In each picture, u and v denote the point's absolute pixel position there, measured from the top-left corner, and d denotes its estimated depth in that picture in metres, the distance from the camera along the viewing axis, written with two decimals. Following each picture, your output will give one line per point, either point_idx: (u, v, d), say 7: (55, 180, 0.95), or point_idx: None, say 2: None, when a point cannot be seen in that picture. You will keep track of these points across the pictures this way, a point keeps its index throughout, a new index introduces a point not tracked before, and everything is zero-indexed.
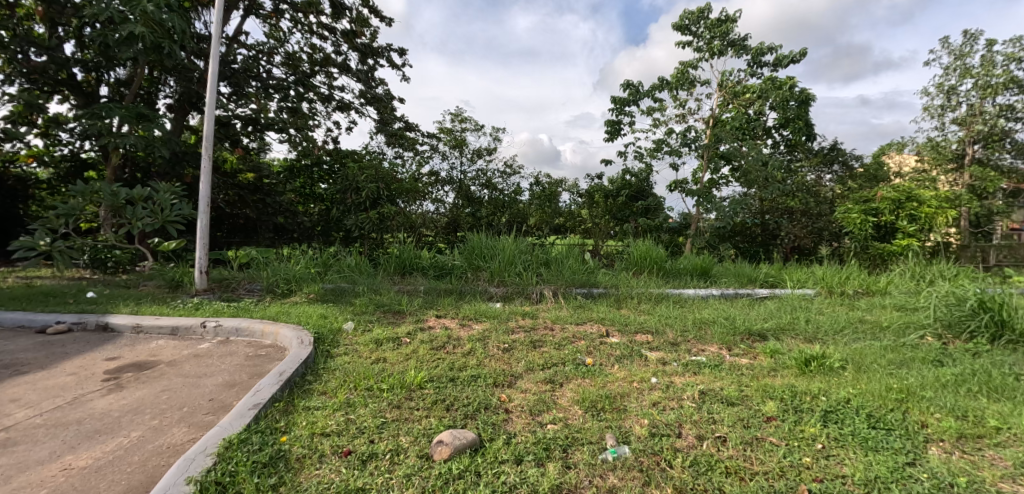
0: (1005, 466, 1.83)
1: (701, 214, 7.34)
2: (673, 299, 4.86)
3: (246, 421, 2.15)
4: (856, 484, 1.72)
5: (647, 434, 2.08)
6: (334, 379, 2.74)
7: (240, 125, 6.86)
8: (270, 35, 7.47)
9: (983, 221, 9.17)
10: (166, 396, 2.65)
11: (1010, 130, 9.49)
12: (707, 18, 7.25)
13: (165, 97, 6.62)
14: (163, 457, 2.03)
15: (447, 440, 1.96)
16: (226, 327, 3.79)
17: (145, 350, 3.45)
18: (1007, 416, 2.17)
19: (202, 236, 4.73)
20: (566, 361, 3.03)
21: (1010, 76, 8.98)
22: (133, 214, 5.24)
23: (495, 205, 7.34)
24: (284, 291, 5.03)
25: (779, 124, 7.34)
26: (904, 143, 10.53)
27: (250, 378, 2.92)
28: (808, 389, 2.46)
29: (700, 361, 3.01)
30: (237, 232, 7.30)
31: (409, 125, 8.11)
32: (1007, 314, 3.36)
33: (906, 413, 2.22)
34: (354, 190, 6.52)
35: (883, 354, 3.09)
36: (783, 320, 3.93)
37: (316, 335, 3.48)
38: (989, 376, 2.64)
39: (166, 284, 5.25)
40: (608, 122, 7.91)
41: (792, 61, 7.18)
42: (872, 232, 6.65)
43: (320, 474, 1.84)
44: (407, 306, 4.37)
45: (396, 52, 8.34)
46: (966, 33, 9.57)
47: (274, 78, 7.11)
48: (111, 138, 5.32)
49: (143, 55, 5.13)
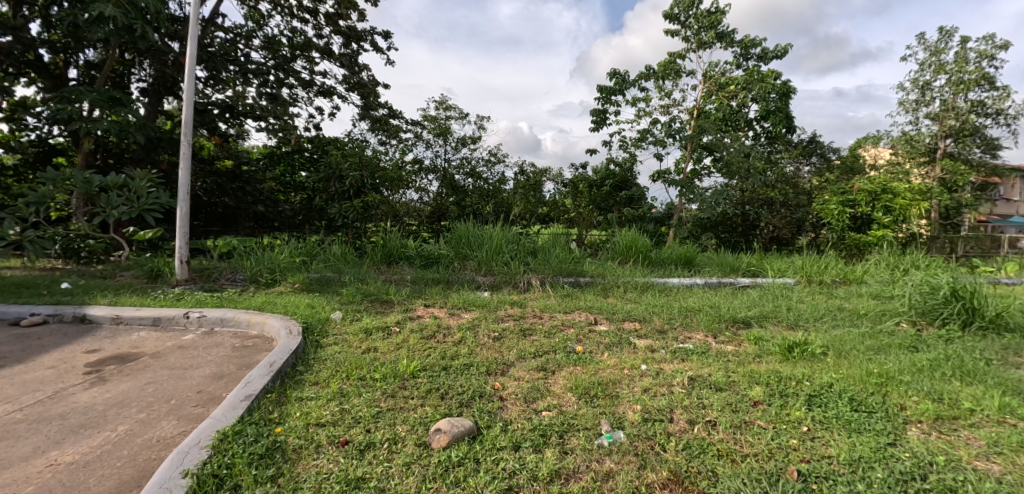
0: (979, 445, 1.93)
1: (683, 204, 7.43)
2: (658, 288, 4.94)
3: (239, 413, 2.13)
4: (841, 464, 1.80)
5: (640, 419, 2.13)
6: (325, 369, 2.73)
7: (217, 112, 6.65)
8: (248, 17, 7.25)
9: (953, 214, 9.27)
10: (152, 388, 2.61)
11: (980, 125, 9.87)
12: (696, 9, 7.28)
13: (138, 80, 6.40)
14: (154, 450, 2.01)
15: (445, 428, 1.98)
16: (210, 318, 3.75)
17: (127, 342, 3.38)
18: (981, 399, 2.28)
19: (181, 225, 4.59)
20: (557, 349, 3.07)
21: (981, 73, 9.32)
22: (108, 202, 5.04)
23: (480, 194, 7.40)
24: (268, 281, 4.97)
25: (761, 117, 7.48)
26: (880, 136, 10.90)
27: (238, 370, 2.88)
28: (792, 375, 2.54)
29: (687, 348, 3.07)
30: (215, 222, 7.10)
31: (393, 112, 7.99)
32: (978, 302, 3.51)
33: (886, 396, 2.33)
34: (337, 178, 6.45)
35: (862, 340, 3.20)
36: (766, 308, 4.04)
37: (304, 325, 3.46)
38: (962, 361, 2.77)
39: (145, 274, 5.10)
40: (594, 110, 7.95)
41: (775, 55, 7.30)
42: (849, 223, 6.88)
43: (318, 465, 1.84)
44: (395, 296, 4.35)
45: (380, 35, 8.17)
46: (942, 30, 9.88)
47: (253, 63, 6.91)
48: (83, 123, 5.12)
49: (115, 37, 4.94)
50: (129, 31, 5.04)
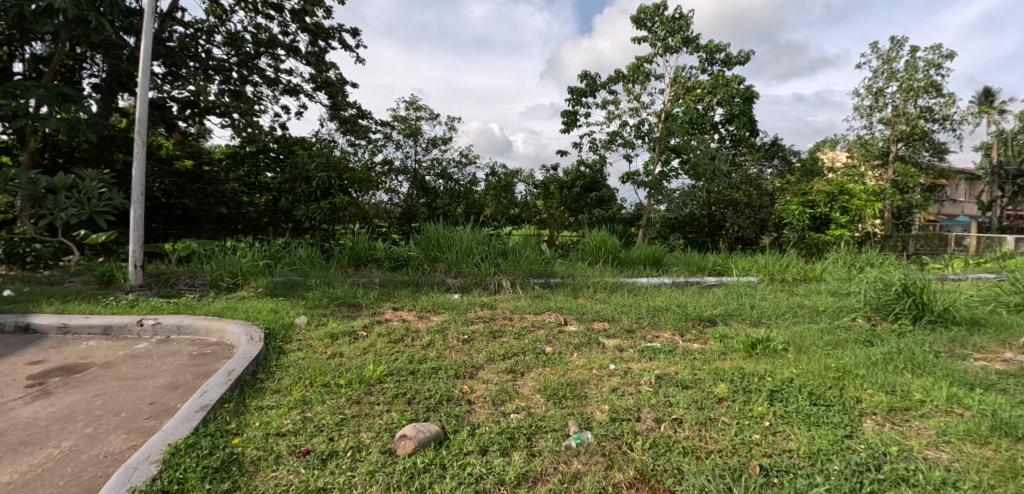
0: (928, 434, 2.01)
1: (652, 205, 7.55)
2: (627, 288, 5.00)
3: (193, 425, 2.03)
4: (800, 457, 1.84)
5: (608, 419, 2.13)
6: (287, 376, 2.63)
7: (177, 109, 6.38)
8: (210, 12, 6.98)
9: (904, 214, 9.76)
10: (101, 401, 2.46)
11: (929, 130, 10.42)
12: (662, 15, 7.43)
13: (90, 76, 6.08)
14: (101, 467, 1.89)
15: (410, 434, 1.93)
16: (166, 325, 3.57)
17: (74, 352, 3.18)
18: (930, 390, 2.39)
19: (135, 228, 4.37)
20: (526, 350, 3.06)
21: (929, 81, 9.81)
22: (56, 204, 4.75)
23: (451, 195, 7.36)
24: (229, 286, 4.79)
25: (726, 120, 7.69)
26: (837, 140, 11.37)
27: (195, 379, 2.75)
28: (755, 371, 2.60)
29: (655, 347, 3.12)
30: (176, 223, 6.75)
31: (362, 113, 7.86)
32: (927, 297, 3.68)
33: (843, 390, 2.40)
34: (304, 179, 6.28)
35: (821, 336, 3.31)
36: (730, 306, 4.14)
37: (266, 330, 3.34)
38: (913, 354, 2.89)
39: (96, 280, 4.84)
40: (565, 112, 8.01)
41: (739, 60, 7.51)
42: (808, 223, 7.15)
43: (277, 476, 1.77)
44: (363, 299, 4.26)
45: (348, 33, 8.01)
46: (893, 39, 10.39)
47: (214, 59, 6.67)
48: (28, 120, 4.82)
49: (66, 30, 4.68)
50: (81, 23, 4.78)
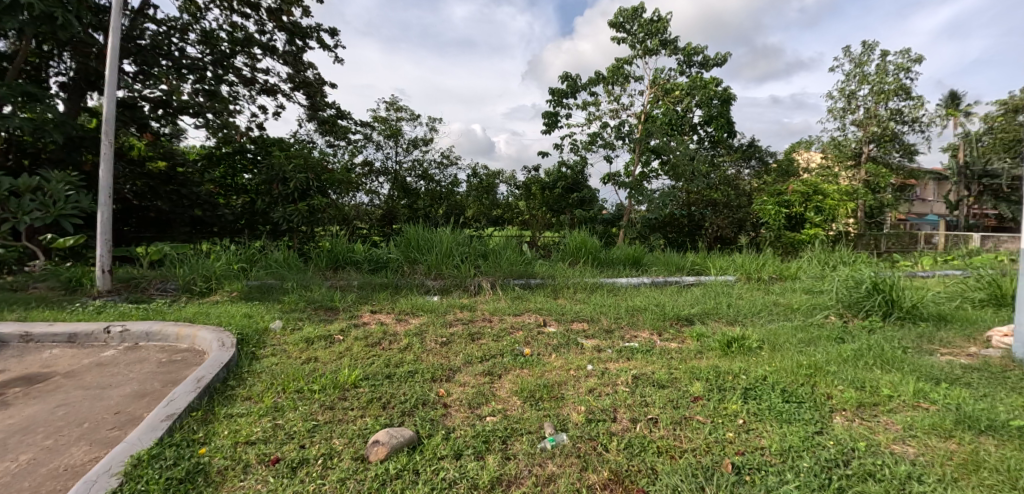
0: (895, 429, 2.05)
1: (632, 206, 7.61)
2: (607, 288, 5.02)
3: (158, 435, 1.96)
4: (772, 454, 1.86)
5: (584, 420, 2.13)
6: (259, 383, 2.57)
7: (149, 109, 6.20)
8: (183, 9, 6.80)
9: (876, 213, 10.02)
10: (62, 411, 2.36)
11: (899, 132, 10.72)
12: (641, 17, 7.50)
13: (57, 74, 5.87)
14: (60, 480, 1.81)
15: (383, 439, 1.90)
16: (134, 332, 3.45)
17: (36, 361, 3.06)
18: (897, 385, 2.44)
19: (103, 232, 4.23)
20: (505, 352, 3.04)
21: (899, 84, 10.09)
22: (19, 206, 4.57)
23: (431, 197, 7.32)
24: (202, 290, 4.66)
25: (704, 121, 7.79)
26: (812, 141, 11.62)
27: (163, 387, 2.66)
28: (730, 369, 2.63)
29: (633, 347, 3.13)
30: (148, 226, 6.56)
31: (342, 113, 7.75)
32: (897, 294, 3.77)
33: (814, 386, 2.44)
34: (281, 180, 6.17)
35: (795, 334, 3.36)
36: (708, 305, 4.19)
37: (239, 336, 3.26)
38: (882, 350, 2.96)
39: (62, 286, 4.67)
40: (545, 113, 8.02)
41: (716, 63, 7.62)
42: (784, 223, 7.29)
43: (244, 487, 1.71)
44: (341, 302, 4.19)
45: (326, 33, 7.88)
46: (864, 43, 10.66)
47: (188, 57, 6.50)
48: None
49: (31, 26, 4.51)
50: (47, 20, 4.62)
